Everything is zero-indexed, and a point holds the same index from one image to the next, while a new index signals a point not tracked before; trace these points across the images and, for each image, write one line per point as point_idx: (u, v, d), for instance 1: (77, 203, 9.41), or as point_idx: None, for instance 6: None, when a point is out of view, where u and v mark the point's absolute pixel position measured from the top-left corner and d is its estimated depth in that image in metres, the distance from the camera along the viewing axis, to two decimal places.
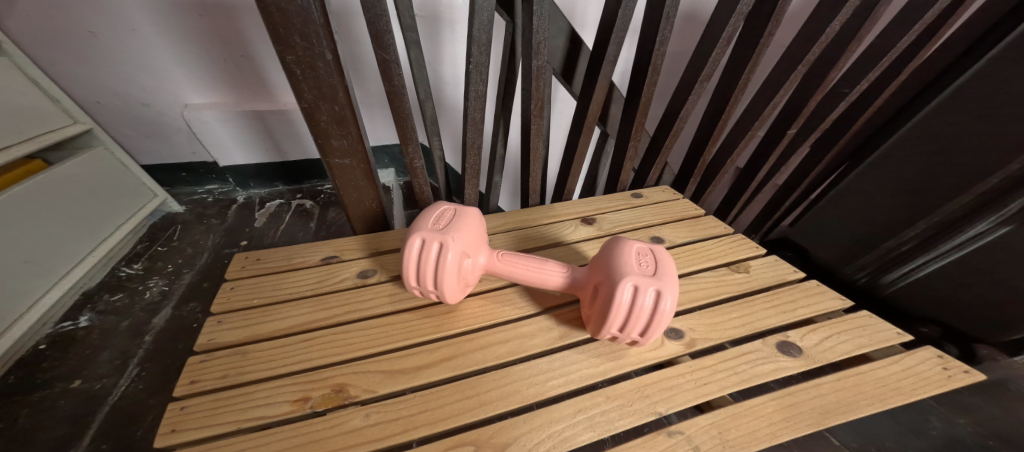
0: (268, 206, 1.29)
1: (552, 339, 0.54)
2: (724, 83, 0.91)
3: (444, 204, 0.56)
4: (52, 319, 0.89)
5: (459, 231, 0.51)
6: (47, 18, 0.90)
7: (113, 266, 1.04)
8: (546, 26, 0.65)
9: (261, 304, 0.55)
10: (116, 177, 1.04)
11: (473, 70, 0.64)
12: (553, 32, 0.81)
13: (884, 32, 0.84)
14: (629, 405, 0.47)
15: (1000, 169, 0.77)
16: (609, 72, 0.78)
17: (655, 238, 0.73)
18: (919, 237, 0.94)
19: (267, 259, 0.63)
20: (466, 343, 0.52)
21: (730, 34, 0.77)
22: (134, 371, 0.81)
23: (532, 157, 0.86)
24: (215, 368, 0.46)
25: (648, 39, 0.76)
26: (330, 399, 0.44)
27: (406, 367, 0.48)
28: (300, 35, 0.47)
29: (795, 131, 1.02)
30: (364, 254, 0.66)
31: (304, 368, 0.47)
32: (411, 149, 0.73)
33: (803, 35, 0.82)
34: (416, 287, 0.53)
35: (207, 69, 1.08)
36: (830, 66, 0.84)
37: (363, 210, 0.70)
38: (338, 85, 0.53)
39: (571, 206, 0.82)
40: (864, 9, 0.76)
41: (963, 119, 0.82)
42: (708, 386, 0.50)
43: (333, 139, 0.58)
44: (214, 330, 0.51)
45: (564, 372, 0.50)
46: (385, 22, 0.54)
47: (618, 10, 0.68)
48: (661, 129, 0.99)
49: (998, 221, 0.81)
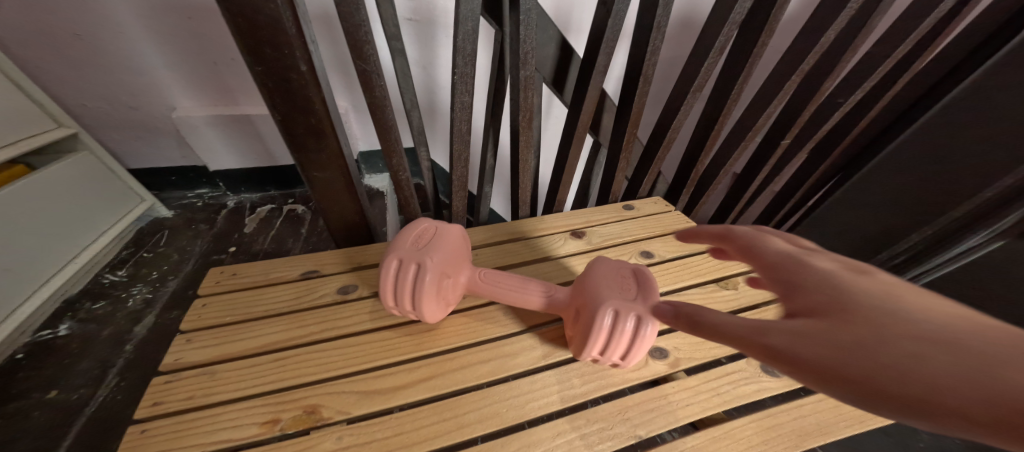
0: (259, 211, 1.28)
1: (535, 359, 0.53)
2: (718, 92, 0.90)
3: (425, 221, 0.55)
4: (32, 327, 0.87)
5: (438, 250, 0.51)
6: (35, 21, 0.89)
7: (97, 273, 1.02)
8: (533, 36, 0.64)
9: (235, 322, 0.54)
10: (102, 182, 1.03)
11: (458, 80, 0.63)
12: (542, 41, 0.80)
13: (877, 43, 0.83)
14: (610, 428, 0.46)
15: (993, 182, 0.77)
16: (599, 81, 0.77)
17: (642, 253, 0.72)
18: (911, 250, 0.95)
19: (244, 274, 0.61)
20: (447, 363, 0.51)
21: (723, 43, 0.76)
22: (113, 381, 0.80)
23: (521, 168, 0.84)
24: (180, 389, 0.45)
25: (639, 48, 0.75)
26: (301, 421, 0.43)
27: (382, 387, 0.47)
28: (270, 47, 0.46)
29: (790, 141, 1.01)
30: (345, 268, 0.64)
31: (275, 389, 0.46)
32: (396, 160, 0.71)
33: (796, 46, 0.81)
34: (395, 308, 0.52)
35: (197, 73, 1.07)
36: (825, 76, 0.83)
37: (344, 221, 0.69)
38: (314, 96, 0.52)
39: (561, 217, 0.80)
40: (859, 19, 0.75)
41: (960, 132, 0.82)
42: (690, 408, 0.49)
43: (310, 151, 0.57)
44: (182, 349, 0.49)
45: (544, 394, 0.49)
46: (365, 32, 0.53)
47: (608, 18, 0.67)
48: (655, 138, 0.98)
49: (989, 235, 0.82)
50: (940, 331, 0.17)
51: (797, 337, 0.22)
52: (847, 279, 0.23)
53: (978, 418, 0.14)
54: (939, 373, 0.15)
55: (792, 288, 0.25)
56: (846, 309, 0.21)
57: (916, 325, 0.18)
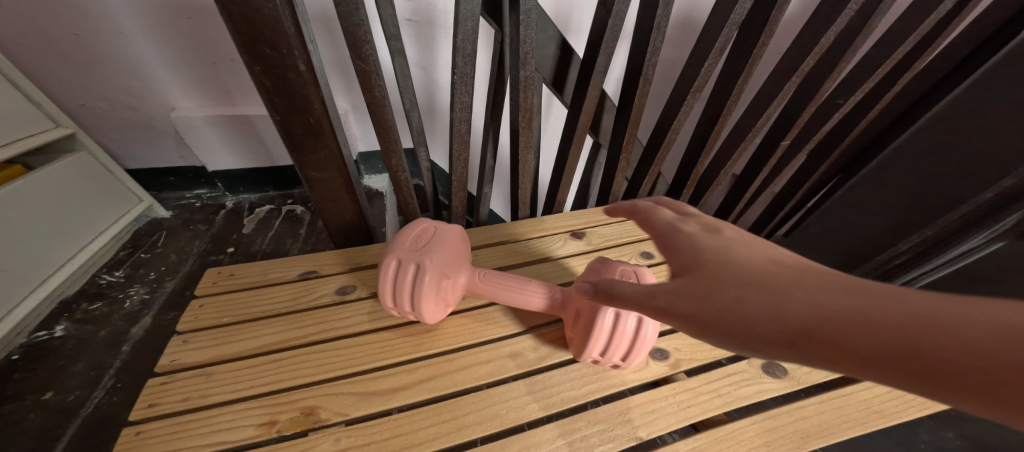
0: (258, 212, 1.27)
1: (535, 360, 0.52)
2: (717, 93, 0.90)
3: (425, 221, 0.55)
4: (28, 328, 0.86)
5: (437, 251, 0.50)
6: (33, 20, 0.89)
7: (94, 274, 1.01)
8: (533, 36, 0.63)
9: (232, 323, 0.53)
10: (99, 183, 1.02)
11: (458, 80, 0.63)
12: (542, 41, 0.79)
13: (876, 44, 0.83)
14: (610, 429, 0.46)
15: (996, 183, 0.75)
16: (599, 82, 0.77)
17: (642, 253, 0.72)
18: (913, 251, 0.93)
19: (241, 274, 0.60)
20: (446, 364, 0.50)
21: (723, 44, 0.76)
22: (109, 382, 0.79)
23: (521, 169, 0.84)
24: (176, 390, 0.45)
25: (639, 48, 0.75)
26: (298, 423, 0.43)
27: (381, 389, 0.47)
28: (269, 46, 0.45)
29: (789, 141, 1.01)
30: (344, 269, 0.63)
31: (272, 390, 0.46)
32: (395, 160, 0.71)
33: (796, 47, 0.81)
34: (394, 308, 0.52)
35: (197, 73, 1.06)
36: (825, 77, 0.83)
37: (343, 222, 0.69)
38: (313, 96, 0.51)
39: (561, 218, 0.80)
40: (858, 20, 0.75)
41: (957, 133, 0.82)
42: (691, 409, 0.49)
43: (309, 151, 0.57)
44: (177, 351, 0.49)
45: (545, 395, 0.48)
46: (364, 31, 0.53)
47: (608, 19, 0.67)
48: (654, 139, 0.98)
49: (993, 236, 0.80)
50: (754, 276, 0.27)
51: (676, 295, 0.30)
52: (703, 240, 0.33)
53: (796, 337, 0.23)
54: (775, 309, 0.24)
55: (680, 252, 0.34)
56: (700, 268, 0.30)
57: (758, 273, 0.27)
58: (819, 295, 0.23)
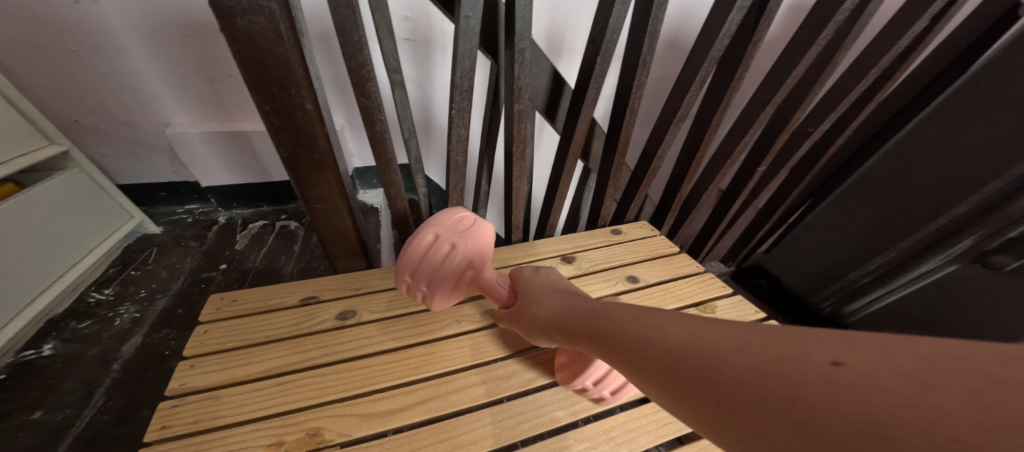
0: (250, 228, 1.28)
1: (527, 381, 0.56)
2: (699, 120, 0.96)
3: (467, 209, 0.60)
4: (15, 347, 0.85)
5: (473, 239, 0.57)
6: (33, 39, 0.90)
7: (82, 291, 1.00)
8: (527, 72, 0.69)
9: (238, 347, 0.55)
10: (91, 199, 1.02)
11: (455, 114, 0.67)
12: (536, 72, 0.85)
13: (840, 81, 0.92)
14: (596, 446, 0.50)
15: (949, 211, 0.88)
16: (589, 113, 0.83)
17: (628, 277, 0.76)
18: (876, 271, 1.04)
19: (244, 300, 0.62)
20: (442, 386, 0.53)
21: (703, 78, 0.83)
22: (100, 401, 0.79)
23: (514, 194, 0.88)
24: (186, 413, 0.46)
25: (626, 81, 0.81)
26: (304, 443, 0.45)
27: (382, 410, 0.49)
28: (279, 87, 0.49)
29: (765, 168, 1.09)
30: (343, 294, 0.66)
31: (280, 412, 0.48)
32: (393, 191, 0.74)
33: (769, 82, 0.89)
34: (406, 279, 0.56)
35: (194, 89, 1.09)
36: (796, 108, 0.91)
37: (343, 246, 0.71)
38: (317, 133, 0.55)
39: (551, 243, 0.84)
40: (823, 58, 0.83)
41: (923, 154, 0.92)
42: (669, 426, 0.53)
43: (314, 186, 0.61)
44: (187, 374, 0.50)
45: (536, 414, 0.52)
46: (367, 70, 0.57)
47: (597, 56, 0.73)
48: (641, 164, 1.04)
49: (947, 259, 0.93)
50: (531, 298, 0.53)
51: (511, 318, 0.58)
52: (528, 272, 0.59)
53: (551, 326, 0.48)
54: (535, 316, 0.51)
55: (518, 279, 0.59)
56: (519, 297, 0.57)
57: (531, 294, 0.54)
58: (549, 307, 0.50)
